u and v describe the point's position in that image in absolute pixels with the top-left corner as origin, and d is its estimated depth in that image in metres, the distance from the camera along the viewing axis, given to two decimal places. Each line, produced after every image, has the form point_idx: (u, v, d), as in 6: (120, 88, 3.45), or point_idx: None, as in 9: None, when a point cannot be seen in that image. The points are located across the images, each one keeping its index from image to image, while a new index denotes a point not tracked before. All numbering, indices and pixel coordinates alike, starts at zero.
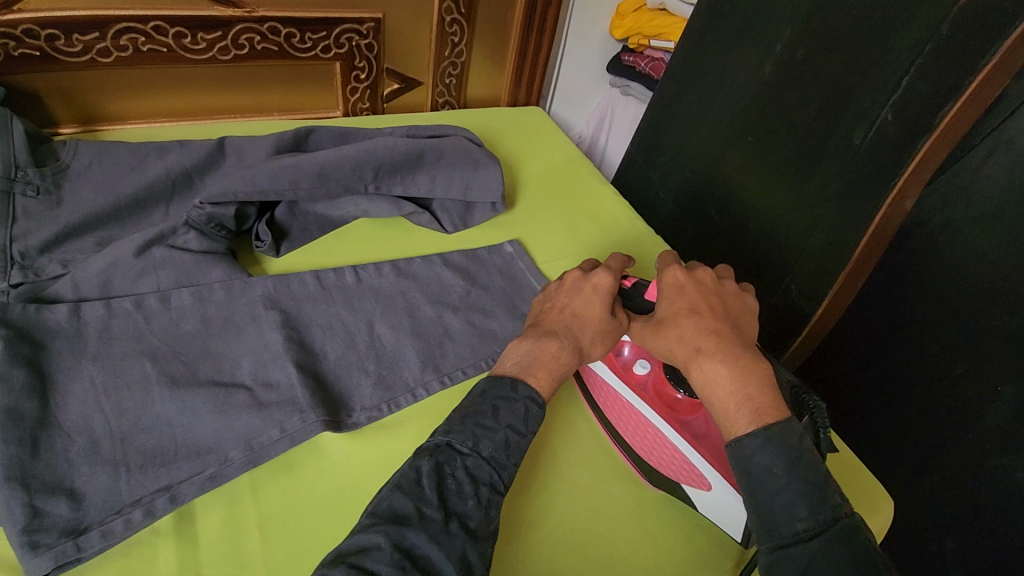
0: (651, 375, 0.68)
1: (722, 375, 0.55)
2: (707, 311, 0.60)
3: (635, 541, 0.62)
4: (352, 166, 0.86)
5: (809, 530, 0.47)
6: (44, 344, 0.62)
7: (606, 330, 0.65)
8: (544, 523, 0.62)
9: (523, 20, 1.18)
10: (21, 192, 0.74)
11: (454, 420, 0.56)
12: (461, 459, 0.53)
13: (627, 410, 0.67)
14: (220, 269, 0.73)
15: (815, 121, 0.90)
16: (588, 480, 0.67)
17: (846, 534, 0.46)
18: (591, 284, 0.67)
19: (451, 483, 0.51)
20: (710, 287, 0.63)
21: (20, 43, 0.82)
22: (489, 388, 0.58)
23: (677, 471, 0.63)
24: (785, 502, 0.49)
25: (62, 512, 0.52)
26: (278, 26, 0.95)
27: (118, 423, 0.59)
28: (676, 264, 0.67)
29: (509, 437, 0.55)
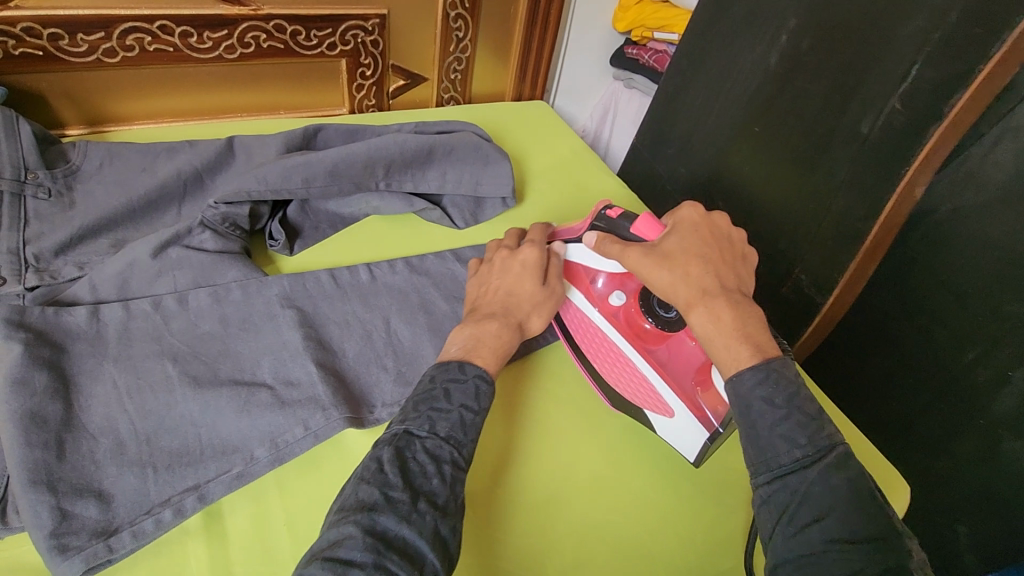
0: (625, 306, 0.73)
1: (725, 316, 0.57)
2: (719, 257, 0.61)
3: (614, 516, 0.65)
4: (363, 163, 0.85)
5: (807, 457, 0.50)
6: (64, 347, 0.61)
7: (542, 301, 0.69)
8: (524, 498, 0.64)
9: (528, 13, 1.18)
10: (32, 195, 0.73)
11: (408, 408, 0.55)
12: (419, 442, 0.52)
13: (600, 339, 0.73)
14: (236, 268, 0.73)
15: (822, 111, 0.91)
16: (570, 458, 0.69)
17: (841, 458, 0.50)
18: (519, 260, 0.71)
19: (415, 464, 0.50)
20: (721, 234, 0.64)
21: (21, 43, 0.81)
22: (437, 374, 0.58)
23: (641, 397, 0.70)
24: (788, 428, 0.51)
25: (92, 514, 0.52)
26: (284, 24, 0.95)
27: (142, 424, 0.59)
28: (690, 209, 0.66)
29: (464, 416, 0.55)
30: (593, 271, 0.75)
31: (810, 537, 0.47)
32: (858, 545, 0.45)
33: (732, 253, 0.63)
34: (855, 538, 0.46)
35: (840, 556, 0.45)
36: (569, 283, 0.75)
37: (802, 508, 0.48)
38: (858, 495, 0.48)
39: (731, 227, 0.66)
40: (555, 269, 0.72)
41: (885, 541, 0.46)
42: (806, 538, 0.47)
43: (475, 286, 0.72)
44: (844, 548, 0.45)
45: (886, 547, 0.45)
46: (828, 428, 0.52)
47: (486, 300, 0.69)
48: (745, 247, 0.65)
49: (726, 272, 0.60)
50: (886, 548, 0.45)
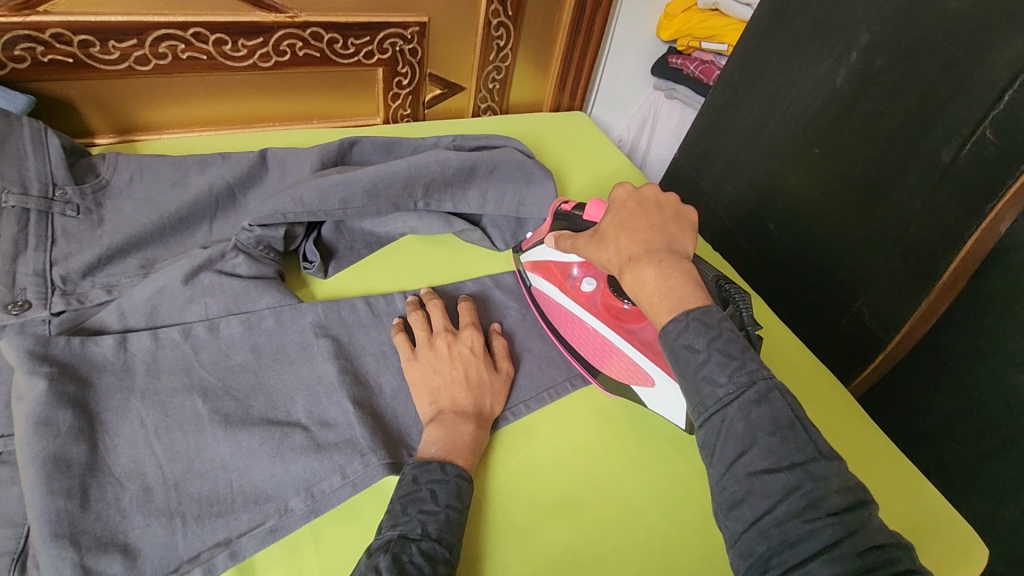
0: (599, 291, 0.74)
1: (648, 276, 0.55)
2: (643, 222, 0.59)
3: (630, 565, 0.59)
4: (403, 183, 0.80)
5: (729, 394, 0.47)
6: (90, 381, 0.58)
7: (500, 386, 0.67)
8: (532, 538, 0.59)
9: (572, 22, 1.12)
10: (60, 212, 0.69)
11: (396, 511, 0.53)
12: (415, 544, 0.50)
13: (578, 324, 0.74)
14: (270, 294, 0.69)
15: (895, 135, 0.84)
16: (589, 496, 0.63)
17: (763, 393, 0.46)
18: (467, 349, 0.68)
19: (412, 569, 0.48)
20: (648, 199, 0.62)
21: (50, 49, 0.77)
22: (418, 472, 0.56)
23: (623, 373, 0.69)
24: (710, 369, 0.49)
25: (116, 572, 0.48)
26: (321, 31, 0.90)
27: (171, 468, 0.55)
28: (621, 188, 0.64)
29: (451, 515, 0.53)
30: (563, 265, 0.76)
31: (737, 474, 0.45)
32: (778, 475, 0.43)
33: (664, 217, 0.60)
34: (776, 467, 0.44)
35: (763, 490, 0.43)
36: (542, 278, 0.77)
37: (725, 446, 0.46)
38: (781, 429, 0.45)
39: (664, 193, 0.63)
40: (500, 352, 0.70)
41: (805, 467, 0.43)
42: (733, 476, 0.45)
43: (415, 373, 0.66)
44: (765, 479, 0.44)
45: (805, 472, 0.43)
46: (751, 366, 0.48)
47: (445, 393, 0.64)
48: (682, 210, 0.62)
49: (651, 235, 0.58)
50: (806, 477, 0.43)
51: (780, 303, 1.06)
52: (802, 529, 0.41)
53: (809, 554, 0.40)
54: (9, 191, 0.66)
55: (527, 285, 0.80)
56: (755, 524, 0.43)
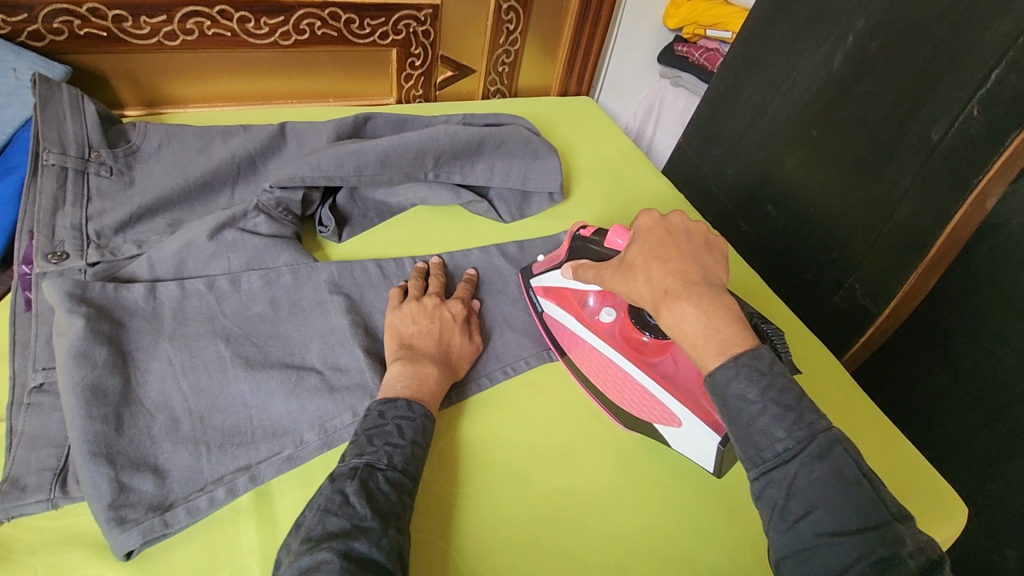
0: (617, 322, 0.72)
1: (688, 317, 0.50)
2: (677, 253, 0.55)
3: (623, 510, 0.63)
4: (414, 154, 0.85)
5: (788, 450, 0.46)
6: (122, 323, 0.62)
7: (467, 353, 0.69)
8: (534, 483, 0.64)
9: (580, 8, 1.16)
10: (95, 172, 0.74)
11: (362, 442, 0.54)
12: (381, 473, 0.51)
13: (597, 357, 0.71)
14: (288, 253, 0.74)
15: (888, 116, 0.87)
16: (587, 449, 0.68)
17: (826, 448, 0.46)
18: (449, 313, 0.71)
19: (379, 495, 0.50)
20: (678, 228, 0.58)
21: (86, 23, 0.82)
22: (385, 409, 0.57)
23: (646, 411, 0.67)
24: (767, 424, 0.47)
25: (148, 488, 0.53)
26: (339, 11, 0.95)
27: (196, 402, 0.59)
28: (649, 214, 0.60)
29: (416, 451, 0.55)
30: (580, 292, 0.73)
31: (803, 532, 0.45)
32: (847, 538, 0.43)
33: (697, 246, 0.56)
34: (845, 530, 0.44)
35: (831, 550, 0.43)
36: (556, 305, 0.75)
37: (789, 504, 0.46)
38: (845, 486, 0.45)
39: (693, 220, 0.59)
40: (477, 327, 0.73)
41: (875, 530, 0.43)
42: (797, 533, 0.45)
43: (394, 320, 0.69)
44: (833, 541, 0.44)
45: (876, 536, 0.43)
46: (809, 417, 0.47)
47: (418, 340, 0.67)
48: (713, 239, 0.58)
49: (685, 267, 0.53)
50: (878, 541, 0.43)
51: (778, 281, 1.09)
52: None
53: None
54: (49, 150, 0.71)
55: (539, 311, 0.78)
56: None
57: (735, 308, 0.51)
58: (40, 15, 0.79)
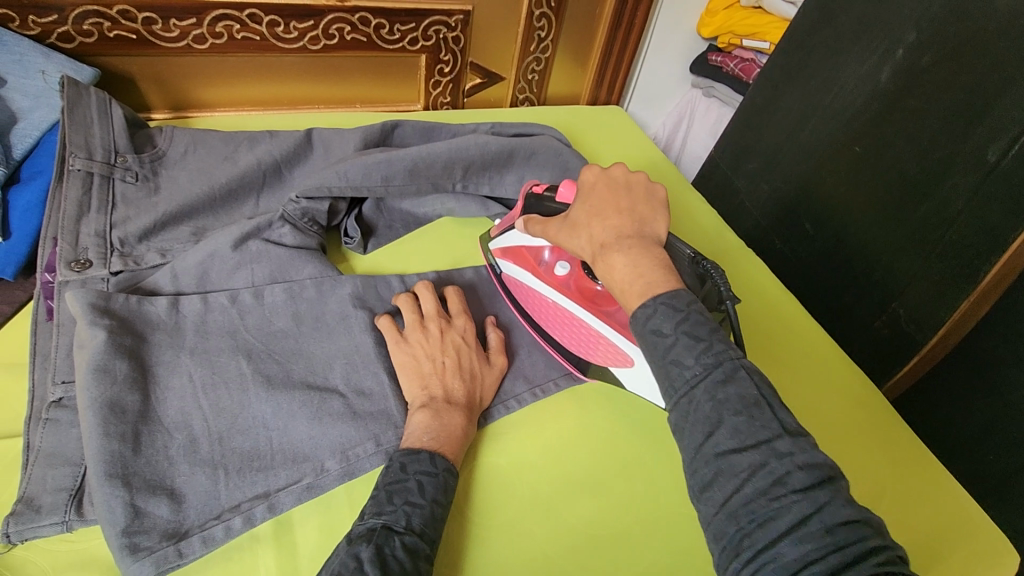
0: (572, 275, 0.72)
1: (617, 265, 0.51)
2: (614, 207, 0.55)
3: (657, 546, 0.60)
4: (443, 164, 0.82)
5: (696, 376, 0.44)
6: (144, 336, 0.60)
7: (491, 381, 0.67)
8: (563, 514, 0.61)
9: (613, 15, 1.13)
10: (121, 178, 0.73)
11: (381, 499, 0.52)
12: (398, 536, 0.49)
13: (555, 310, 0.73)
14: (312, 265, 0.72)
15: (939, 134, 0.83)
16: (620, 478, 0.65)
17: (730, 372, 0.44)
18: (460, 337, 0.67)
19: (393, 562, 0.47)
20: (619, 182, 0.58)
21: (116, 25, 0.81)
22: (406, 462, 0.55)
23: (601, 356, 0.70)
24: (679, 352, 0.45)
25: (163, 514, 0.51)
26: (369, 16, 0.93)
27: (216, 422, 0.57)
28: (592, 167, 0.60)
29: (436, 511, 0.52)
30: (535, 249, 0.74)
31: (707, 455, 0.42)
32: (746, 454, 0.41)
33: (636, 200, 0.56)
34: (743, 446, 0.41)
35: (731, 469, 0.41)
36: (515, 265, 0.75)
37: (694, 429, 0.43)
38: (747, 407, 0.42)
39: (636, 174, 0.59)
40: (496, 347, 0.70)
41: (771, 444, 0.41)
42: (702, 458, 0.42)
43: (405, 357, 0.64)
44: (733, 459, 0.41)
45: (772, 451, 0.41)
46: (718, 347, 0.45)
47: (437, 380, 0.62)
48: (654, 189, 0.57)
49: (620, 220, 0.54)
50: (772, 454, 0.40)
51: (815, 303, 1.04)
52: (771, 507, 0.38)
53: (778, 534, 0.37)
54: (76, 155, 0.70)
55: (497, 273, 0.79)
56: (724, 507, 0.40)
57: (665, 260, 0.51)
58: (70, 16, 0.78)
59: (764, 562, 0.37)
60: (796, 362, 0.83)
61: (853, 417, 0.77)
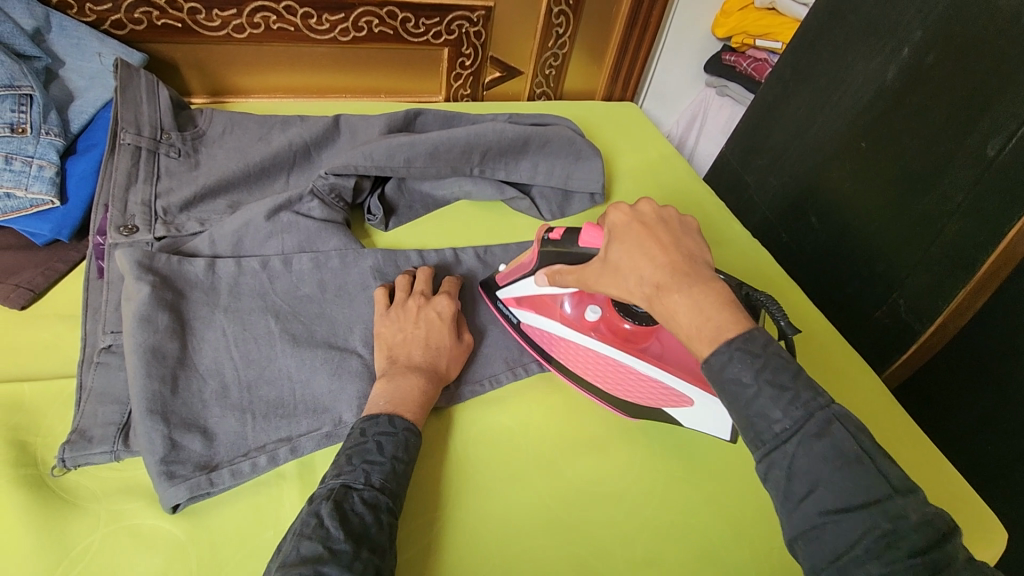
0: (603, 319, 0.71)
1: (679, 307, 0.49)
2: (657, 244, 0.52)
3: (651, 505, 0.64)
4: (461, 149, 0.87)
5: (787, 430, 0.44)
6: (183, 293, 0.66)
7: (457, 354, 0.68)
8: (563, 472, 0.65)
9: (629, 14, 1.17)
10: (165, 153, 0.79)
11: (342, 462, 0.53)
12: (357, 493, 0.51)
13: (591, 356, 0.71)
14: (337, 238, 0.77)
15: (941, 130, 0.86)
16: (618, 445, 0.68)
17: (824, 425, 0.44)
18: (434, 313, 0.68)
19: (353, 516, 0.49)
20: (652, 219, 0.55)
21: (164, 14, 0.87)
22: (367, 426, 0.56)
23: (654, 399, 0.69)
24: (763, 404, 0.45)
25: (197, 448, 0.56)
26: (396, 10, 0.99)
27: (245, 372, 0.63)
28: (618, 203, 0.57)
29: (397, 467, 0.54)
30: (557, 297, 0.72)
31: (808, 512, 0.43)
32: (849, 514, 0.42)
33: (677, 237, 0.53)
34: (851, 506, 0.42)
35: (837, 528, 0.42)
36: (536, 314, 0.73)
37: (794, 485, 0.44)
38: (847, 463, 0.42)
39: (664, 208, 0.56)
40: (463, 325, 0.72)
41: (879, 506, 0.41)
42: (804, 515, 0.43)
43: (380, 327, 0.67)
44: (838, 519, 0.42)
45: (881, 511, 0.41)
46: (805, 396, 0.45)
47: (402, 349, 0.64)
48: (687, 220, 0.56)
49: (667, 260, 0.51)
50: (883, 516, 0.41)
51: (817, 295, 1.07)
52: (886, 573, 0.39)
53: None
54: (126, 131, 0.76)
55: (512, 322, 0.75)
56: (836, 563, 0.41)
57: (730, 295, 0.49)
58: (123, 5, 0.85)
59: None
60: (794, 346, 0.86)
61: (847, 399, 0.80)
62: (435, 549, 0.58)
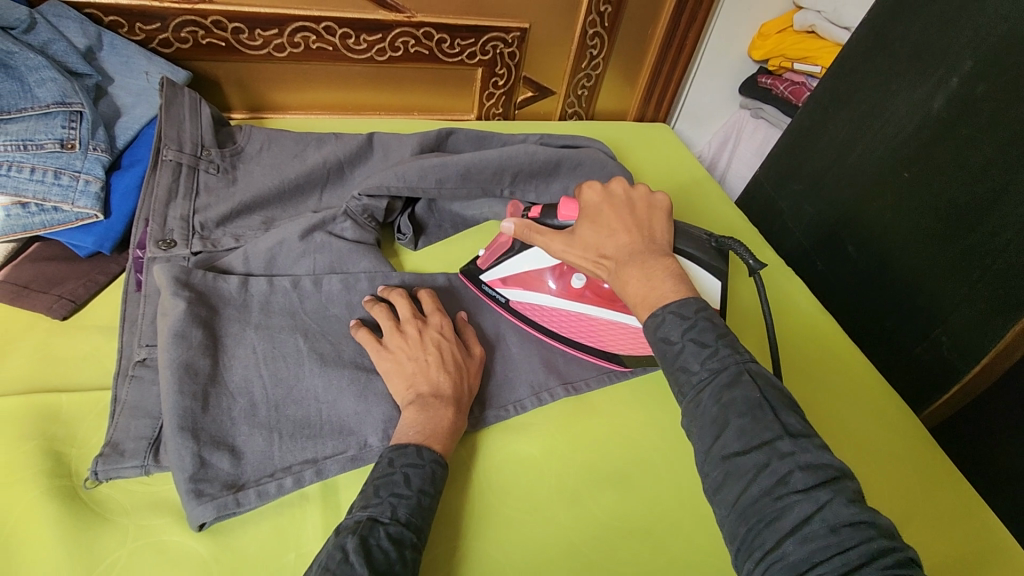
0: (589, 285, 0.75)
1: (631, 281, 0.56)
2: (621, 226, 0.58)
3: (676, 542, 0.62)
4: (493, 170, 0.87)
5: (702, 381, 0.49)
6: (217, 309, 0.67)
7: (474, 370, 0.67)
8: (587, 504, 0.64)
9: (665, 36, 1.16)
10: (204, 169, 0.81)
11: (368, 494, 0.54)
12: (383, 527, 0.51)
13: (580, 321, 0.76)
14: (368, 260, 0.78)
15: (992, 163, 0.82)
16: (645, 478, 0.67)
17: (734, 376, 0.48)
18: (438, 333, 0.67)
19: (378, 552, 0.49)
20: (618, 199, 0.61)
21: (208, 33, 0.90)
22: (395, 456, 0.56)
23: (642, 347, 0.75)
24: (686, 357, 0.50)
25: (225, 467, 0.57)
26: (433, 31, 1.00)
27: (274, 390, 0.63)
28: (590, 185, 0.63)
29: (422, 501, 0.54)
30: (541, 272, 0.76)
31: (715, 458, 0.46)
32: (749, 456, 0.44)
33: (641, 215, 0.60)
34: (748, 448, 0.45)
35: (737, 471, 0.44)
36: (524, 291, 0.77)
37: (704, 433, 0.47)
38: (749, 410, 0.46)
39: (635, 188, 0.62)
40: (473, 338, 0.71)
41: (772, 445, 0.44)
42: (711, 460, 0.46)
43: (389, 364, 0.64)
44: (737, 461, 0.45)
45: (772, 451, 0.44)
46: (723, 353, 0.49)
47: (420, 378, 0.63)
48: (655, 204, 0.61)
49: (628, 238, 0.58)
50: (774, 454, 0.44)
51: (852, 325, 1.04)
52: (775, 507, 0.42)
53: (785, 533, 0.41)
54: (168, 147, 0.78)
55: (500, 303, 0.78)
56: (736, 507, 0.44)
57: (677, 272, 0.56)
58: (170, 24, 0.87)
59: (772, 561, 0.40)
60: (830, 381, 0.83)
61: (885, 439, 0.78)
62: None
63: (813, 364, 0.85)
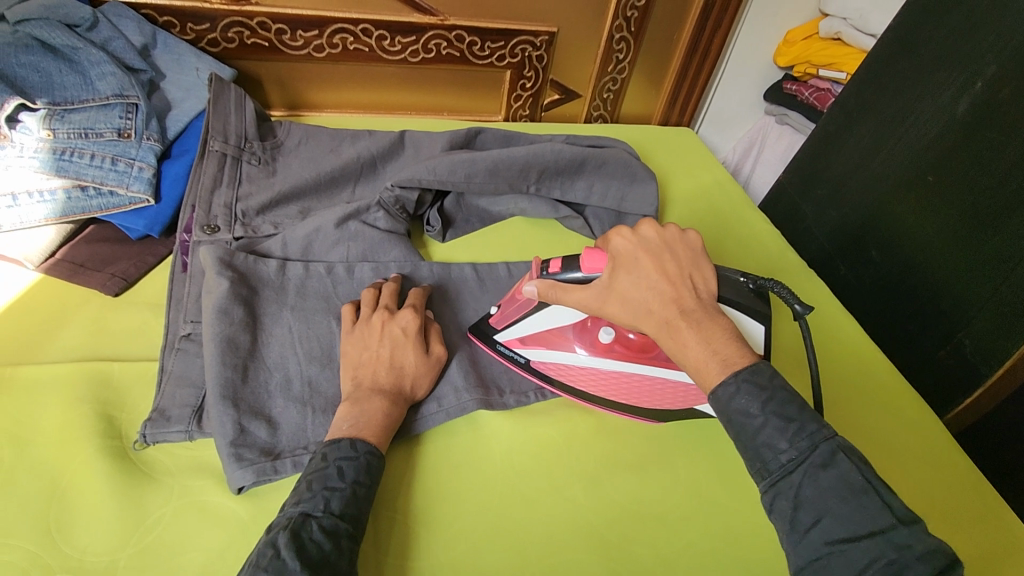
0: (617, 337, 0.71)
1: (688, 342, 0.53)
2: (664, 277, 0.55)
3: (690, 525, 0.64)
4: (520, 167, 0.90)
5: (792, 460, 0.47)
6: (257, 290, 0.71)
7: (426, 368, 0.66)
8: (604, 486, 0.65)
9: (690, 42, 1.18)
10: (247, 161, 0.85)
11: (301, 489, 0.53)
12: (315, 521, 0.50)
13: (612, 379, 0.71)
14: (398, 250, 0.81)
15: (1015, 166, 0.82)
16: (661, 464, 0.68)
17: (828, 456, 0.46)
18: (398, 327, 0.67)
19: (311, 545, 0.48)
20: (655, 243, 0.58)
21: (254, 34, 0.95)
22: (328, 451, 0.56)
23: (680, 399, 0.70)
24: (769, 436, 0.48)
25: (262, 435, 0.60)
26: (464, 34, 1.04)
27: (308, 367, 0.66)
28: (620, 232, 0.59)
29: (357, 492, 0.54)
30: (564, 328, 0.72)
31: (814, 542, 0.45)
32: (856, 544, 0.44)
33: (682, 262, 0.57)
34: (854, 535, 0.44)
35: (842, 557, 0.44)
36: (549, 349, 0.72)
37: (800, 514, 0.46)
38: (851, 492, 0.45)
39: (666, 230, 0.59)
40: (434, 336, 0.70)
41: (884, 535, 0.43)
42: (810, 543, 0.46)
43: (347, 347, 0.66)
44: (845, 548, 0.44)
45: (886, 540, 0.43)
46: (810, 427, 0.48)
47: (367, 369, 0.63)
48: (691, 245, 0.59)
49: (672, 291, 0.54)
50: (888, 545, 0.43)
51: (875, 329, 1.04)
52: None
53: None
54: (215, 139, 0.83)
55: (520, 364, 0.73)
56: None
57: (732, 329, 0.54)
58: (219, 25, 0.93)
59: None
60: (848, 381, 0.84)
61: (902, 438, 0.78)
62: (474, 549, 0.59)
63: (832, 364, 0.86)
